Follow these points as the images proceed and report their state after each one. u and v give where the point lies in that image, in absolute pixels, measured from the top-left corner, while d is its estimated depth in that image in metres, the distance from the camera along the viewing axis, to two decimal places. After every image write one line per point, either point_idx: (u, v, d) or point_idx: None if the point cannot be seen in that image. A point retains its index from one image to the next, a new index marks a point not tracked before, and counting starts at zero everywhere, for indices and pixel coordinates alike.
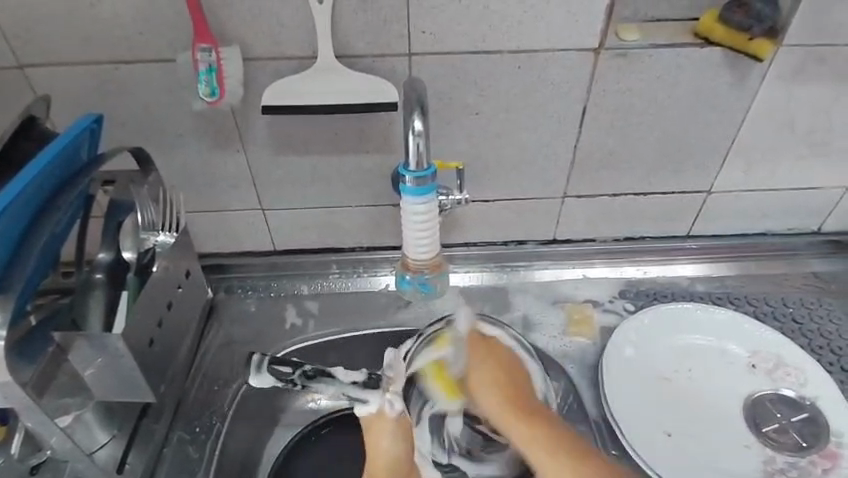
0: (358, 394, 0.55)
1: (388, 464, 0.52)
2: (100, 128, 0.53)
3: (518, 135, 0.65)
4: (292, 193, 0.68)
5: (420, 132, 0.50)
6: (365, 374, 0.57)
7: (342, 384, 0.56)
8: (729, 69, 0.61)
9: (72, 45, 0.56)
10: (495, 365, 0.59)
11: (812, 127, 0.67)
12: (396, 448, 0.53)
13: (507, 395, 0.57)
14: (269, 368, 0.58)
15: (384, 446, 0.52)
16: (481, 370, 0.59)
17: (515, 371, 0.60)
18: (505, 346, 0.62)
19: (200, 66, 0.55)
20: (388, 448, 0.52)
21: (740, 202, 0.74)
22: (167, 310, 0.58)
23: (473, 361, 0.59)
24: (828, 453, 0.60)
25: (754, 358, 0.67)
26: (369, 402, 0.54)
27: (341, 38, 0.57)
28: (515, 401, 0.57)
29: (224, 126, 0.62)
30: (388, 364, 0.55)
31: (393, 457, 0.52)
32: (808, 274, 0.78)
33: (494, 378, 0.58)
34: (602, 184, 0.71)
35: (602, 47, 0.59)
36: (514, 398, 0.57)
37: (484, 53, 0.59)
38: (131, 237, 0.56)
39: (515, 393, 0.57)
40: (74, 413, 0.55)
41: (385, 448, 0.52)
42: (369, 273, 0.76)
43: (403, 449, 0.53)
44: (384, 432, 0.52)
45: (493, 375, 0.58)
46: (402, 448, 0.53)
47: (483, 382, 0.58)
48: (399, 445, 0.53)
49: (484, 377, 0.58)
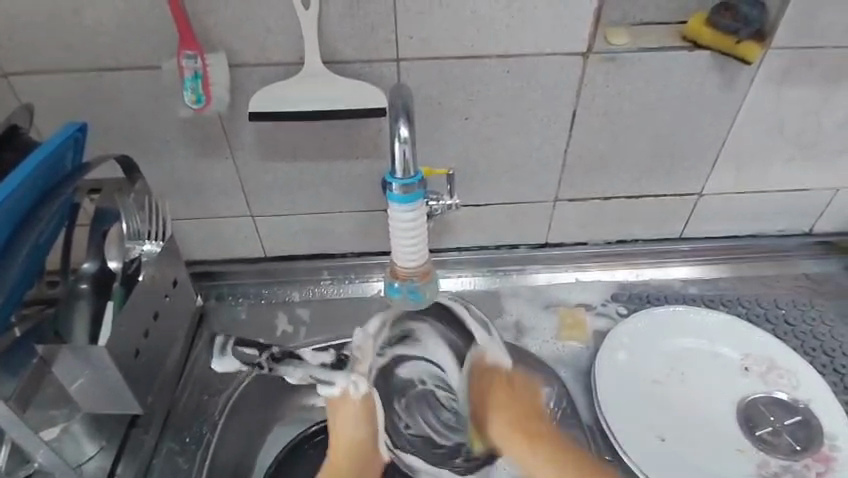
0: (326, 376, 0.57)
1: (350, 444, 0.55)
2: (83, 137, 0.52)
3: (508, 140, 0.65)
4: (281, 200, 0.68)
5: (407, 138, 0.50)
6: (334, 355, 0.60)
7: (309, 366, 0.59)
8: (718, 72, 0.61)
9: (56, 53, 0.55)
10: (505, 394, 0.58)
11: (800, 129, 0.67)
12: (360, 430, 0.55)
13: (515, 422, 0.55)
14: (232, 350, 0.60)
15: (347, 426, 0.55)
16: (503, 398, 0.57)
17: (535, 396, 0.59)
18: (518, 378, 0.60)
19: (186, 73, 0.55)
20: (351, 428, 0.55)
21: (731, 204, 0.74)
22: (153, 320, 0.57)
23: (489, 403, 0.58)
24: (821, 456, 0.59)
25: (747, 360, 0.67)
26: (335, 382, 0.56)
27: (328, 45, 0.56)
28: (524, 423, 0.55)
29: (211, 133, 0.62)
30: (356, 346, 0.60)
31: (358, 438, 0.55)
32: (800, 276, 0.78)
33: (508, 409, 0.56)
34: (593, 188, 0.70)
35: (590, 52, 0.59)
36: (518, 420, 0.55)
37: (472, 58, 0.58)
38: (116, 245, 0.55)
39: (527, 415, 0.56)
40: (62, 425, 0.55)
41: (349, 431, 0.55)
42: (360, 277, 0.75)
43: (368, 429, 0.55)
44: (349, 415, 0.55)
45: (490, 387, 0.59)
46: (366, 429, 0.55)
47: (499, 419, 0.56)
48: (365, 426, 0.55)
49: (498, 414, 0.57)
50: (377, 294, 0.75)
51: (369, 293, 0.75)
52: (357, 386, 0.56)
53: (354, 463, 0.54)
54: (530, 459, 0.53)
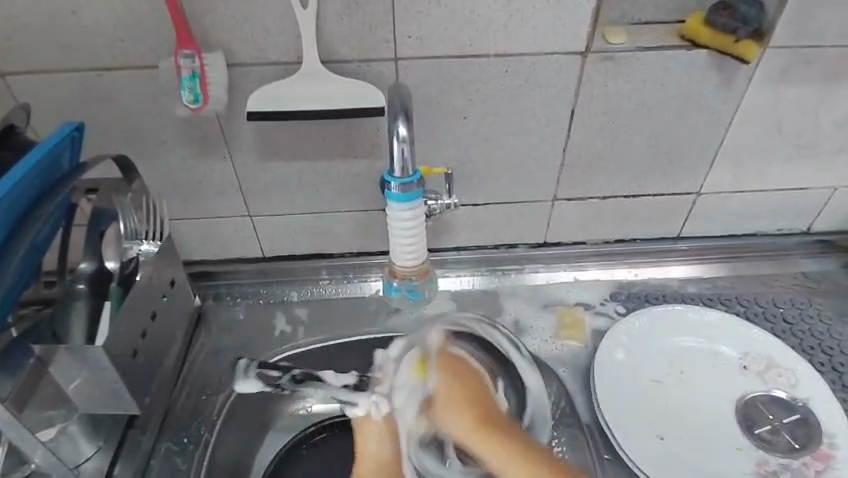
0: (350, 397, 0.60)
1: (372, 464, 0.56)
2: (80, 136, 0.52)
3: (506, 139, 0.65)
4: (280, 200, 0.68)
5: (405, 137, 0.50)
6: (357, 377, 0.62)
7: (331, 388, 0.62)
8: (716, 71, 0.61)
9: (52, 52, 0.55)
10: (469, 392, 0.54)
11: (798, 128, 0.67)
12: (386, 451, 0.56)
13: (476, 420, 0.52)
14: (256, 372, 0.61)
15: (371, 447, 0.56)
16: (453, 388, 0.55)
17: (484, 398, 0.54)
18: (474, 365, 0.59)
19: (183, 72, 0.54)
20: (376, 450, 0.56)
21: (729, 203, 0.74)
22: (151, 321, 0.57)
23: (437, 387, 0.55)
24: (821, 454, 0.59)
25: (745, 359, 0.67)
26: (358, 404, 0.59)
27: (325, 44, 0.56)
28: (485, 419, 0.52)
29: (209, 133, 0.61)
30: (378, 367, 0.61)
31: (384, 458, 0.56)
32: (798, 274, 0.78)
33: (456, 395, 0.54)
34: (591, 187, 0.70)
35: (588, 51, 0.59)
36: (470, 405, 0.53)
37: (470, 57, 0.58)
38: (114, 245, 0.55)
39: (486, 413, 0.52)
40: (59, 425, 0.55)
41: (373, 449, 0.56)
42: (358, 277, 0.75)
43: (393, 450, 0.56)
44: (372, 434, 0.57)
45: (454, 391, 0.54)
46: (391, 449, 0.56)
47: (457, 416, 0.53)
48: (390, 446, 0.56)
49: (454, 399, 0.54)
50: (376, 293, 0.75)
51: (367, 293, 0.75)
52: (380, 409, 0.58)
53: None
54: (504, 457, 0.49)
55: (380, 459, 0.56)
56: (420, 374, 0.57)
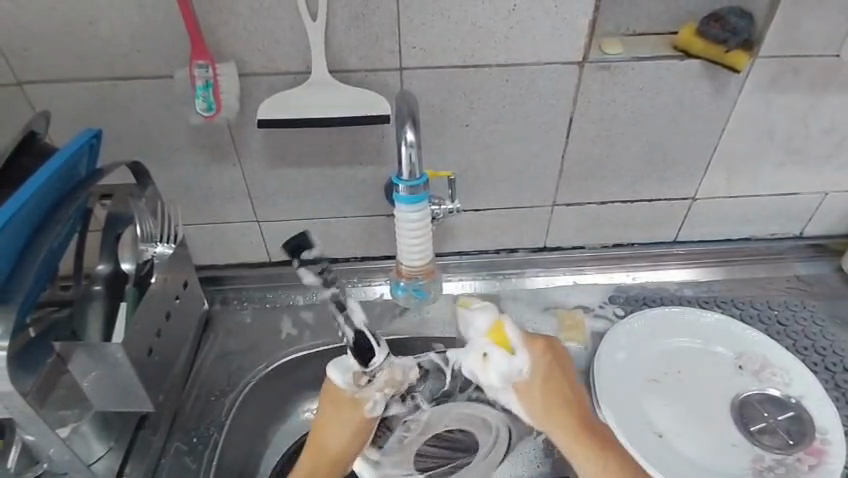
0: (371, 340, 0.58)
1: (335, 447, 0.56)
2: (98, 144, 0.54)
3: (507, 147, 0.67)
4: (286, 206, 0.70)
5: (413, 143, 0.52)
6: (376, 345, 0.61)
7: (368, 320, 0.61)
8: (708, 80, 0.64)
9: (71, 63, 0.57)
10: (571, 400, 0.53)
11: (789, 134, 0.70)
12: (346, 433, 0.57)
13: (568, 406, 0.53)
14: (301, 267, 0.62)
15: (340, 431, 0.57)
16: (545, 369, 0.54)
17: (569, 386, 0.55)
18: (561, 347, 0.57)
19: (197, 82, 0.57)
20: (345, 432, 0.57)
21: (724, 208, 0.76)
22: (165, 320, 0.58)
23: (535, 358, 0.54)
24: (814, 449, 0.61)
25: (741, 359, 0.69)
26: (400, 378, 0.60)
27: (333, 55, 0.59)
28: (582, 423, 0.53)
29: (220, 140, 0.63)
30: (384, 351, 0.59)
31: (342, 440, 0.57)
32: (792, 278, 0.80)
33: (535, 391, 0.53)
34: (590, 192, 0.73)
35: (586, 60, 0.61)
36: (554, 386, 0.54)
37: (472, 67, 0.61)
38: (130, 249, 0.57)
39: (574, 404, 0.54)
40: (72, 425, 0.57)
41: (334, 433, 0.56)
42: (362, 282, 0.77)
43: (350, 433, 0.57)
44: (345, 418, 0.57)
45: (531, 388, 0.53)
46: (349, 436, 0.57)
47: (535, 377, 0.54)
48: (354, 436, 0.58)
49: (539, 377, 0.54)
50: (379, 298, 0.76)
51: (371, 296, 0.77)
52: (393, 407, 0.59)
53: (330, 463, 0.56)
54: (560, 432, 0.53)
55: (354, 422, 0.57)
56: (500, 351, 0.54)
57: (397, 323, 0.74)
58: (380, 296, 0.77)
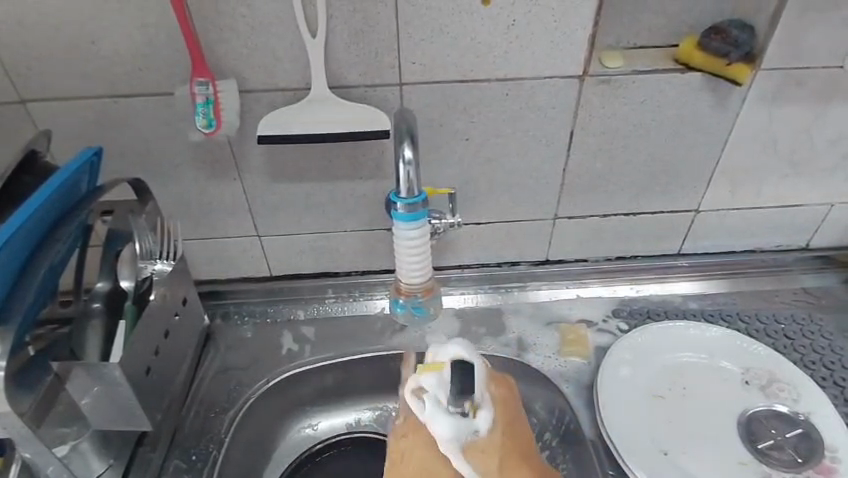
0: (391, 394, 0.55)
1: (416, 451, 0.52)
2: (99, 161, 0.55)
3: (508, 161, 0.67)
4: (287, 220, 0.70)
5: (411, 159, 0.52)
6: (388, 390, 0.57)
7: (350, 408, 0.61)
8: (710, 94, 0.64)
9: (74, 81, 0.58)
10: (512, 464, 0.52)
11: (792, 146, 0.69)
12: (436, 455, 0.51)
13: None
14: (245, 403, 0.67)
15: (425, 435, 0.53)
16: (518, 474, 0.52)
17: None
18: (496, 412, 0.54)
19: (197, 99, 0.57)
20: (429, 454, 0.51)
21: (728, 220, 0.76)
22: (164, 339, 0.58)
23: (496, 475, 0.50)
24: (824, 468, 0.59)
25: (748, 374, 0.67)
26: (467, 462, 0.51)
27: (333, 71, 0.59)
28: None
29: (221, 156, 0.64)
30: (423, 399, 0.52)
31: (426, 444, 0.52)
32: (799, 290, 0.79)
33: (493, 458, 0.50)
34: (591, 205, 0.72)
35: (586, 74, 0.61)
36: (510, 461, 0.52)
37: (472, 81, 0.61)
38: (129, 265, 0.56)
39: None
40: (72, 442, 0.55)
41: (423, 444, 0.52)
42: (364, 297, 0.77)
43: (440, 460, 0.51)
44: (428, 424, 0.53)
45: (491, 452, 0.51)
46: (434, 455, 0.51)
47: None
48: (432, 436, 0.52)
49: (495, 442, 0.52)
50: (380, 313, 0.76)
51: (372, 312, 0.76)
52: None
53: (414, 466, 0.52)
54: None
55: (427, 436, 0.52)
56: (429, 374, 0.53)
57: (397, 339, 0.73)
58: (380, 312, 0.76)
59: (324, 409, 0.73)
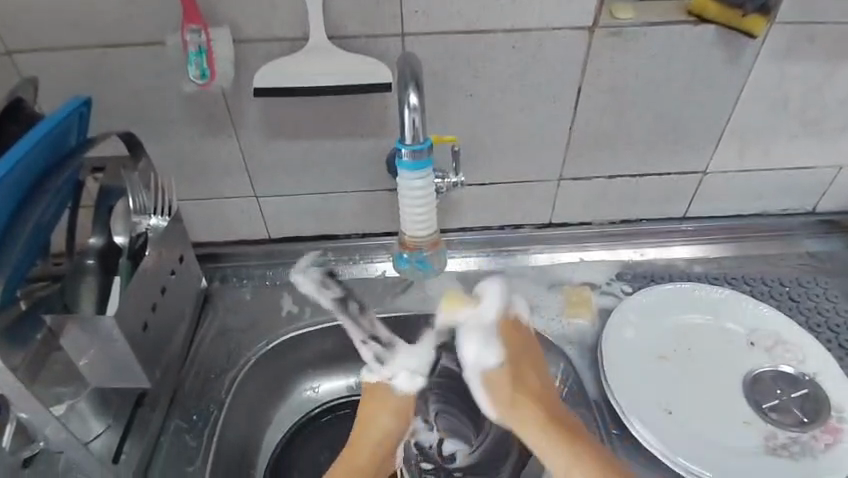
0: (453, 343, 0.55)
1: (377, 438, 0.56)
2: (88, 112, 0.52)
3: (514, 118, 0.65)
4: (285, 180, 0.68)
5: (416, 105, 0.50)
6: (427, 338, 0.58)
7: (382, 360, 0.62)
8: (723, 48, 0.61)
9: (60, 29, 0.55)
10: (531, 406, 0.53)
11: (804, 105, 0.67)
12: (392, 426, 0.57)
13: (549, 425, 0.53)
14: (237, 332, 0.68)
15: (382, 420, 0.56)
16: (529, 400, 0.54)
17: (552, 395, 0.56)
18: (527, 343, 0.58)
19: (189, 47, 0.54)
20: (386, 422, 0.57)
21: (736, 182, 0.74)
22: (160, 295, 0.57)
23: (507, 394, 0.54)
24: (830, 427, 0.59)
25: (753, 335, 0.67)
26: (393, 373, 0.60)
27: (332, 21, 0.56)
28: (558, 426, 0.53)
29: (216, 111, 0.61)
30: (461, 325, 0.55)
31: (385, 432, 0.56)
32: (804, 254, 0.78)
33: (507, 388, 0.54)
34: (597, 165, 0.70)
35: (596, 26, 0.59)
36: (524, 386, 0.54)
37: (477, 33, 0.58)
38: (123, 220, 0.55)
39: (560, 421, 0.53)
40: (68, 403, 0.55)
41: (382, 420, 0.56)
42: (320, 280, 0.74)
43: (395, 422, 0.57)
44: (384, 409, 0.57)
45: (509, 384, 0.54)
46: (394, 428, 0.57)
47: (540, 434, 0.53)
48: (397, 424, 0.57)
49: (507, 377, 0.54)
50: (335, 297, 0.72)
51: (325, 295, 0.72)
52: (412, 383, 0.59)
53: (372, 450, 0.56)
54: (560, 456, 0.52)
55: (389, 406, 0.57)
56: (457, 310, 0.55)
57: (352, 322, 0.70)
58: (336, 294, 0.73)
59: (326, 372, 0.72)
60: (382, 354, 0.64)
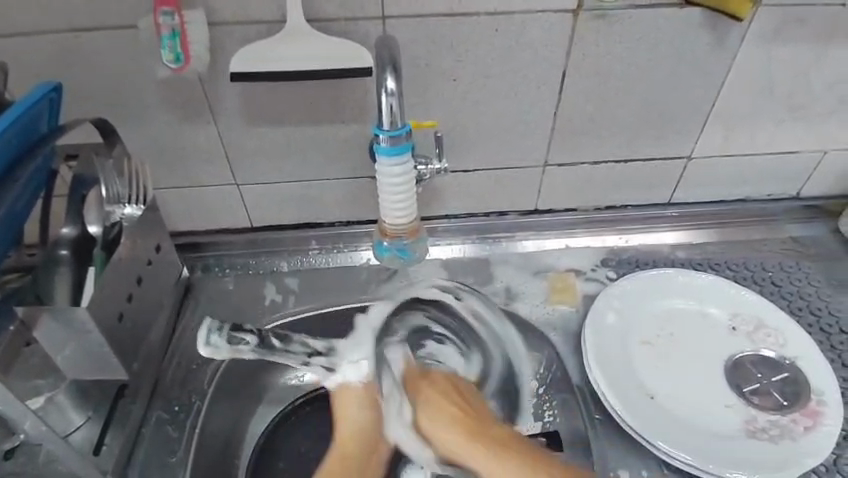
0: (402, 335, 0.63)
1: (355, 430, 0.58)
2: (58, 99, 0.51)
3: (498, 104, 0.64)
4: (266, 167, 0.66)
5: (393, 91, 0.49)
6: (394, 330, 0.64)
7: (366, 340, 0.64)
8: (709, 31, 0.61)
9: (26, 11, 0.53)
10: (449, 405, 0.53)
11: (789, 89, 0.67)
12: (363, 415, 0.58)
13: (457, 422, 0.52)
14: (227, 334, 0.56)
15: (352, 412, 0.58)
16: (431, 406, 0.54)
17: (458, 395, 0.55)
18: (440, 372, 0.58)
19: (163, 30, 0.53)
20: (360, 416, 0.58)
21: (721, 167, 0.74)
22: (136, 286, 0.56)
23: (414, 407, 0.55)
24: (810, 411, 0.60)
25: (735, 320, 0.67)
26: (339, 370, 0.61)
27: (310, 2, 0.55)
28: (467, 421, 0.52)
29: (193, 96, 0.60)
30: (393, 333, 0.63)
31: (361, 423, 0.58)
32: (787, 239, 0.79)
33: (439, 403, 0.53)
34: (583, 151, 0.70)
35: (581, 8, 0.58)
36: (435, 398, 0.54)
37: (459, 15, 0.57)
38: (96, 208, 0.53)
39: (467, 413, 0.53)
40: (46, 395, 0.55)
41: (353, 415, 0.58)
42: (230, 337, 0.56)
43: (369, 415, 0.58)
44: (352, 400, 0.59)
45: (437, 387, 0.55)
46: (369, 415, 0.58)
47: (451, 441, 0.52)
48: (369, 413, 0.58)
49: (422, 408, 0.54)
50: (255, 347, 0.57)
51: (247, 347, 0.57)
52: (358, 372, 0.60)
53: (358, 447, 0.57)
54: (480, 458, 0.50)
55: (359, 407, 0.58)
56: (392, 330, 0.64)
57: (283, 354, 0.59)
58: (257, 342, 0.57)
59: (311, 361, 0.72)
60: (331, 355, 0.61)
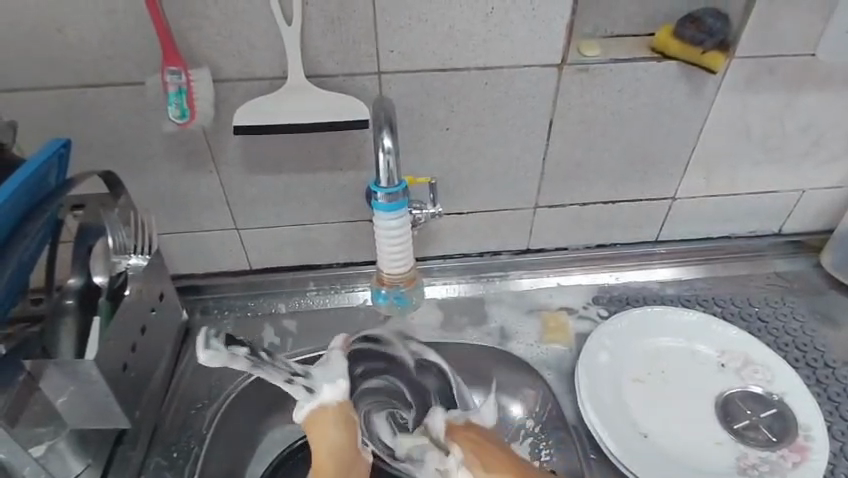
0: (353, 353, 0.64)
1: (331, 451, 0.53)
2: (68, 154, 0.53)
3: (488, 151, 0.67)
4: (265, 213, 0.69)
5: (391, 148, 0.52)
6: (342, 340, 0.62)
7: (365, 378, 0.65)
8: (686, 82, 0.64)
9: (40, 71, 0.56)
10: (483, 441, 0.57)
11: (765, 133, 0.70)
12: (340, 437, 0.54)
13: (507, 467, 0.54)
14: (219, 340, 0.53)
15: (331, 437, 0.53)
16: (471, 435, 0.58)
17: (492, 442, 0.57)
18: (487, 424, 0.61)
19: (170, 88, 0.55)
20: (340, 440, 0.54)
21: (704, 207, 0.77)
22: (140, 335, 0.57)
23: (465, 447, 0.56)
24: (798, 446, 0.61)
25: (723, 357, 0.69)
26: (317, 393, 0.56)
27: (310, 60, 0.58)
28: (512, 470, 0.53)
29: (197, 147, 0.62)
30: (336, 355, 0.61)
31: (338, 445, 0.53)
32: (771, 275, 0.81)
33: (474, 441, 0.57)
34: (571, 193, 0.73)
35: (564, 63, 0.61)
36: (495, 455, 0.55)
37: (451, 70, 0.60)
38: (102, 260, 0.56)
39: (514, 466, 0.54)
40: (47, 443, 0.54)
41: (329, 441, 0.53)
42: (227, 342, 0.53)
43: (344, 440, 0.54)
44: (328, 425, 0.54)
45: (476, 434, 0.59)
46: (347, 438, 0.54)
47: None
48: (345, 433, 0.54)
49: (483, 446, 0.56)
50: (246, 356, 0.54)
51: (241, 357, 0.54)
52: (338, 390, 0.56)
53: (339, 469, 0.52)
54: None
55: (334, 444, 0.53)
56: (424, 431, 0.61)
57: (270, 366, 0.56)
58: (247, 352, 0.54)
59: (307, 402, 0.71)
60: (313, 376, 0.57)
